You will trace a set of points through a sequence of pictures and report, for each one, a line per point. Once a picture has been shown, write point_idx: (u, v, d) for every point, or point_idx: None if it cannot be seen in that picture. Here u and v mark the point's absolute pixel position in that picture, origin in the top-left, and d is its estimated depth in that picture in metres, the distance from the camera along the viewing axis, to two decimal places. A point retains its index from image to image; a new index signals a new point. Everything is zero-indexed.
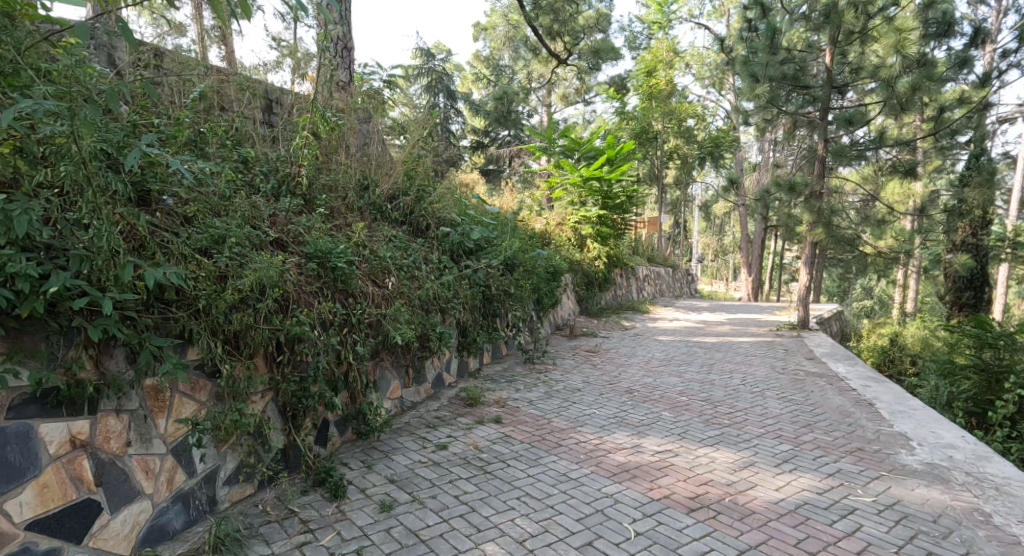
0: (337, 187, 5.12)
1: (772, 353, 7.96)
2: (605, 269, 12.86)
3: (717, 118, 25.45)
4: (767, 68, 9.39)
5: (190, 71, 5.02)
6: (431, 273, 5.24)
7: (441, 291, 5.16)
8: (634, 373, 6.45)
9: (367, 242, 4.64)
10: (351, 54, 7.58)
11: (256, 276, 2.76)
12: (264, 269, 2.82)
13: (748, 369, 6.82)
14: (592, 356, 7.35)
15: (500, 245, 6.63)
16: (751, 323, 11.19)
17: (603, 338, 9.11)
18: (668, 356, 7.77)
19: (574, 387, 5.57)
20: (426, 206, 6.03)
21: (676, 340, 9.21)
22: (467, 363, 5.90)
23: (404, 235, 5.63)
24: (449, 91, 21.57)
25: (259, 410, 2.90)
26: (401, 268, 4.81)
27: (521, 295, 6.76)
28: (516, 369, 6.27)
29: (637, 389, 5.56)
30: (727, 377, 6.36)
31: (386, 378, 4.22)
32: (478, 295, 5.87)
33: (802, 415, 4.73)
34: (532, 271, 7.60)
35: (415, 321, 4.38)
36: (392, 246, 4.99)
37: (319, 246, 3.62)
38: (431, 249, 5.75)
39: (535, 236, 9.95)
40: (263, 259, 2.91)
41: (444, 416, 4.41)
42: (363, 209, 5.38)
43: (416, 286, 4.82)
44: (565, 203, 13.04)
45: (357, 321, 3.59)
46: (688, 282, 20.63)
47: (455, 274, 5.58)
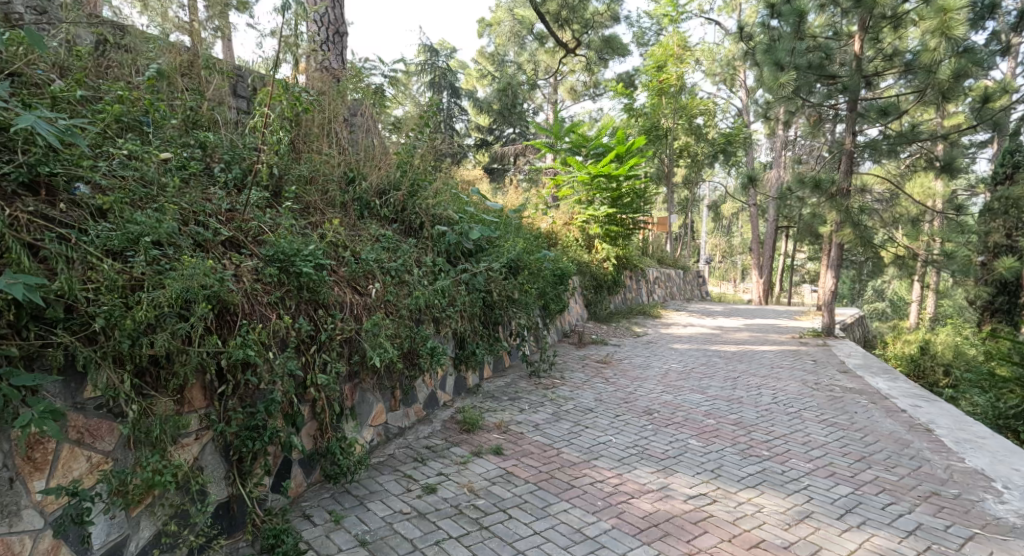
0: (318, 182, 4.53)
1: (799, 364, 7.32)
2: (614, 272, 12.23)
3: (728, 116, 24.78)
4: (791, 57, 8.75)
5: (147, 48, 4.39)
6: (423, 278, 4.62)
7: (435, 299, 4.54)
8: (651, 388, 5.83)
9: (348, 243, 4.03)
10: (344, 39, 6.94)
11: (180, 287, 2.17)
12: (193, 277, 2.22)
13: (776, 384, 6.18)
14: (603, 368, 6.73)
15: (503, 245, 6.00)
16: (770, 330, 10.53)
17: (614, 346, 8.48)
18: (686, 367, 7.13)
19: (586, 407, 4.95)
20: (420, 202, 5.39)
21: (693, 349, 8.56)
22: (465, 379, 5.28)
23: (395, 235, 5.01)
24: (453, 87, 21.00)
25: (190, 457, 2.29)
26: (387, 273, 4.19)
27: (526, 301, 6.14)
28: (519, 384, 5.66)
29: (657, 410, 4.93)
30: (754, 394, 5.72)
31: (367, 402, 3.60)
32: (477, 302, 5.26)
33: (852, 444, 4.10)
34: (537, 273, 6.97)
35: (401, 335, 3.76)
36: (378, 248, 4.37)
37: (281, 247, 2.98)
38: (426, 251, 5.13)
39: (541, 236, 9.33)
40: (195, 263, 2.31)
41: (435, 446, 3.79)
42: (349, 206, 4.76)
43: (405, 294, 4.20)
44: (573, 201, 12.46)
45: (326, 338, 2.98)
46: (699, 284, 19.96)
47: (451, 279, 4.97)
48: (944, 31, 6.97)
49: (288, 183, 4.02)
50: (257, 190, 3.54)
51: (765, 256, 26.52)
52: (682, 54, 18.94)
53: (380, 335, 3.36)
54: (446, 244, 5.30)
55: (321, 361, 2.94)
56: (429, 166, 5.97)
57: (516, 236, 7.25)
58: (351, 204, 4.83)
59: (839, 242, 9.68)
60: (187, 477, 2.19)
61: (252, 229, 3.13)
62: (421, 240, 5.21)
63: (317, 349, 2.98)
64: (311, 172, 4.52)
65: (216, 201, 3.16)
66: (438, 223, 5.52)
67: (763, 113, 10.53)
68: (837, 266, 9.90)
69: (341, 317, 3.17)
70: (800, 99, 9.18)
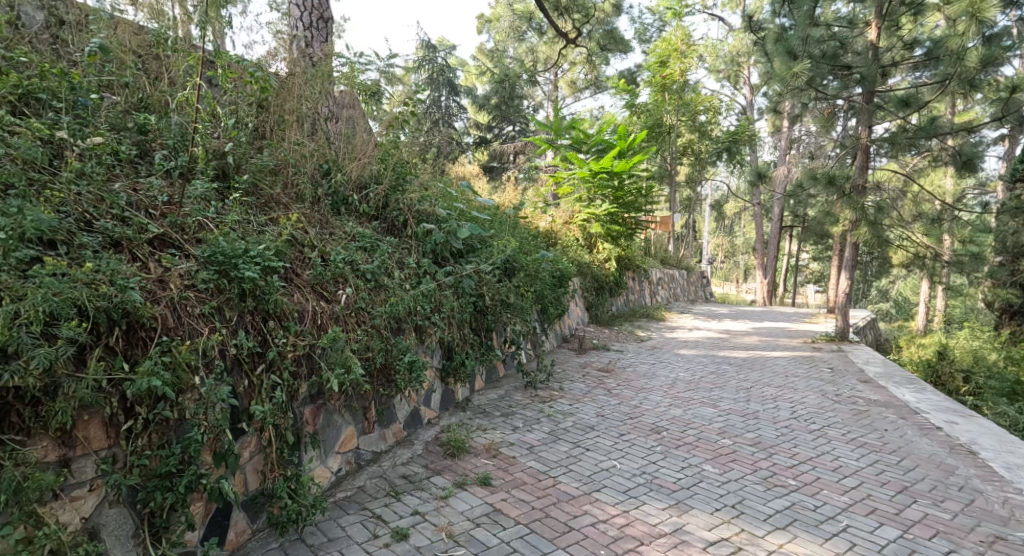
0: (286, 175, 4.06)
1: (815, 372, 6.83)
2: (616, 273, 11.73)
3: (732, 113, 24.29)
4: (805, 45, 8.24)
5: (91, 21, 3.88)
6: (403, 281, 4.15)
7: (416, 305, 4.06)
8: (657, 402, 5.34)
9: (315, 241, 3.58)
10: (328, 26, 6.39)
11: (45, 297, 1.85)
12: (65, 288, 1.91)
13: (794, 395, 5.68)
14: (605, 377, 6.23)
15: (496, 244, 5.51)
16: (780, 334, 10.04)
17: (617, 353, 7.98)
18: (695, 376, 6.63)
19: (587, 425, 4.46)
20: (403, 198, 4.90)
21: (700, 355, 8.07)
22: (454, 392, 4.79)
23: (374, 233, 4.53)
24: (452, 84, 20.49)
25: (79, 517, 1.87)
26: (359, 276, 3.73)
27: (521, 303, 5.66)
28: (514, 397, 5.17)
29: (665, 428, 4.44)
30: (770, 407, 5.23)
31: (333, 426, 3.12)
32: (466, 307, 4.77)
33: (889, 470, 3.62)
34: (533, 273, 6.48)
35: (373, 347, 3.30)
36: (352, 247, 3.91)
37: (221, 247, 2.52)
38: (410, 250, 4.64)
39: (540, 235, 8.83)
40: (74, 271, 2.00)
41: (414, 476, 3.30)
42: (320, 200, 4.29)
43: (380, 300, 3.74)
44: (573, 199, 12.06)
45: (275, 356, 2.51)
46: (703, 286, 19.49)
47: (436, 282, 4.49)
48: (974, 13, 6.47)
49: (248, 174, 3.54)
50: (206, 180, 3.09)
51: (769, 256, 26.06)
52: (685, 49, 18.46)
53: (345, 349, 2.90)
54: (433, 243, 4.79)
55: (270, 383, 2.47)
56: (417, 158, 5.47)
57: (512, 235, 6.75)
58: (323, 199, 4.34)
59: (855, 241, 9.18)
60: (68, 546, 1.81)
61: (190, 223, 2.67)
62: (403, 239, 4.72)
63: (267, 368, 2.51)
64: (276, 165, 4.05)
65: (147, 192, 2.73)
66: (424, 221, 5.02)
67: (773, 106, 10.02)
68: (852, 266, 9.40)
69: (297, 329, 2.70)
70: (813, 91, 8.67)
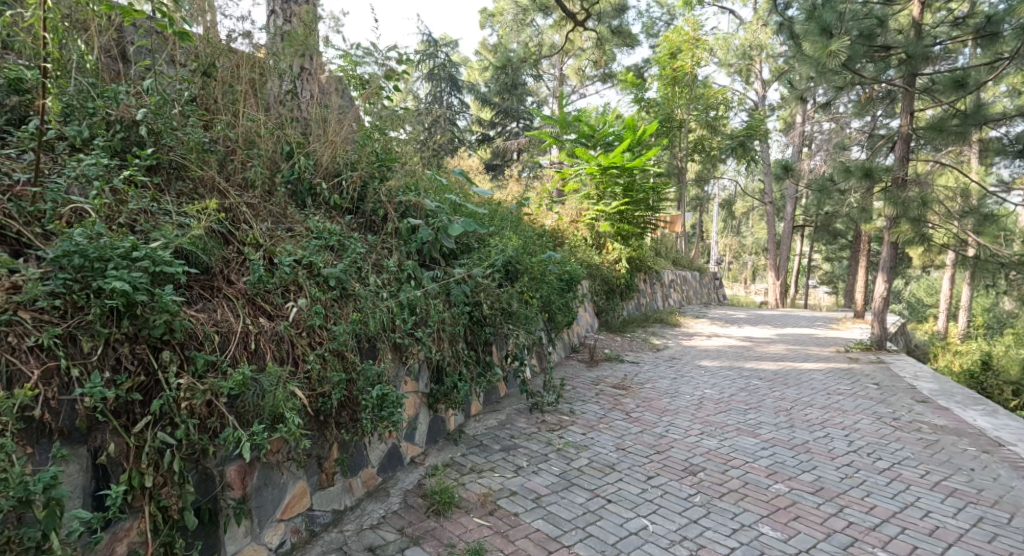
0: (231, 159, 3.28)
1: (860, 389, 6.01)
2: (628, 275, 10.91)
3: (743, 109, 23.44)
4: (841, 22, 7.40)
5: None
6: (380, 288, 3.38)
7: (395, 318, 3.28)
8: (685, 429, 4.53)
9: (261, 239, 2.83)
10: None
11: None
12: None
13: (843, 419, 4.89)
14: (620, 397, 5.42)
15: (495, 243, 4.74)
16: (809, 343, 9.20)
17: (631, 365, 7.16)
18: (723, 394, 5.84)
19: (605, 464, 3.66)
20: (382, 186, 4.09)
21: (724, 367, 7.27)
22: (445, 419, 3.99)
23: (348, 230, 3.74)
24: (453, 79, 19.59)
25: None
26: (316, 284, 2.94)
27: (525, 312, 4.87)
28: (517, 424, 4.39)
29: (702, 468, 3.63)
30: (820, 436, 4.42)
31: (274, 487, 2.36)
32: (461, 318, 3.99)
33: (1000, 535, 2.82)
34: (537, 276, 5.67)
35: (332, 377, 2.53)
36: (312, 245, 3.13)
37: (80, 246, 1.94)
38: (391, 249, 3.85)
39: (545, 235, 8.02)
40: None
41: (384, 549, 2.52)
42: (277, 187, 3.47)
43: (347, 313, 2.97)
44: (580, 197, 11.28)
45: (157, 410, 1.92)
46: (716, 288, 18.63)
47: (422, 287, 3.72)
48: None
49: (174, 155, 2.77)
50: (99, 156, 2.42)
51: (782, 256, 25.20)
52: (696, 39, 17.67)
53: (281, 386, 2.20)
54: (422, 241, 3.99)
55: (154, 447, 1.89)
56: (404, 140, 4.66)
57: (514, 232, 5.95)
58: (281, 186, 3.50)
59: (894, 240, 8.35)
60: None
61: (48, 210, 2.11)
62: (383, 236, 3.92)
63: (153, 422, 1.92)
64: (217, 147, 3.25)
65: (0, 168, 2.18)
66: (410, 216, 4.24)
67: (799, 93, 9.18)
68: (890, 268, 8.57)
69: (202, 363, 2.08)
70: (847, 73, 7.83)
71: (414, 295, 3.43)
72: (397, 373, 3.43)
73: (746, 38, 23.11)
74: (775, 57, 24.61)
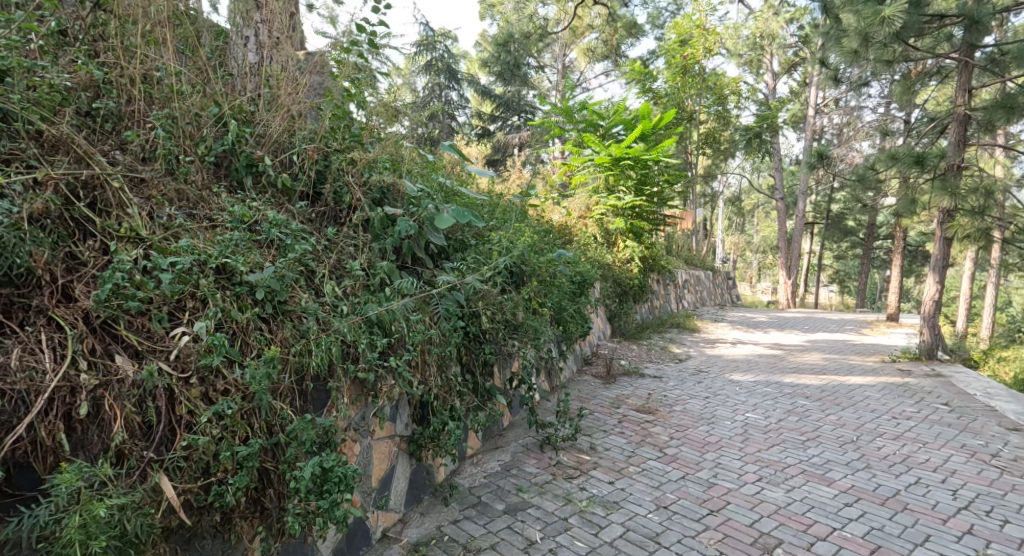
0: (127, 122, 2.49)
1: (931, 413, 5.11)
2: (641, 275, 9.97)
3: (754, 101, 22.55)
4: None
5: None
6: (332, 303, 2.46)
7: (362, 342, 2.34)
8: (738, 474, 3.59)
9: (141, 230, 2.08)
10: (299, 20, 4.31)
11: None
12: None
13: (927, 457, 3.99)
14: (649, 427, 4.47)
15: (495, 241, 3.81)
16: (847, 353, 8.27)
17: (654, 380, 6.20)
18: (768, 419, 4.92)
19: (647, 536, 2.75)
20: (348, 161, 3.11)
21: (760, 383, 6.33)
22: (432, 470, 3.03)
23: (298, 220, 2.78)
24: (452, 70, 18.51)
25: None
26: (233, 300, 2.09)
27: (531, 322, 3.93)
28: (525, 468, 3.46)
29: (779, 542, 2.72)
30: (911, 483, 3.50)
31: None
32: (451, 337, 3.07)
33: None
34: (544, 277, 4.74)
35: (226, 455, 1.80)
36: (238, 238, 2.27)
37: None
38: (358, 247, 2.88)
39: (553, 231, 7.09)
40: None
41: None
42: (199, 156, 2.59)
43: (281, 342, 2.14)
44: (588, 191, 10.34)
45: None
46: (729, 287, 17.67)
47: (401, 294, 2.77)
48: None
49: (6, 101, 2.04)
50: None
51: (795, 254, 24.27)
52: (708, 27, 16.84)
53: (78, 509, 1.54)
54: (405, 236, 3.02)
55: None
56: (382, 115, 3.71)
57: (519, 226, 5.01)
58: (204, 155, 2.61)
59: (948, 235, 7.65)
60: None
61: None
62: (345, 227, 2.94)
63: None
64: (86, 105, 2.42)
65: None
66: (388, 203, 3.28)
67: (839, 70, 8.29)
68: (942, 267, 7.82)
69: None
70: (898, 45, 6.96)
71: (393, 311, 2.52)
72: (362, 417, 2.51)
73: (757, 27, 22.26)
74: (786, 49, 23.77)
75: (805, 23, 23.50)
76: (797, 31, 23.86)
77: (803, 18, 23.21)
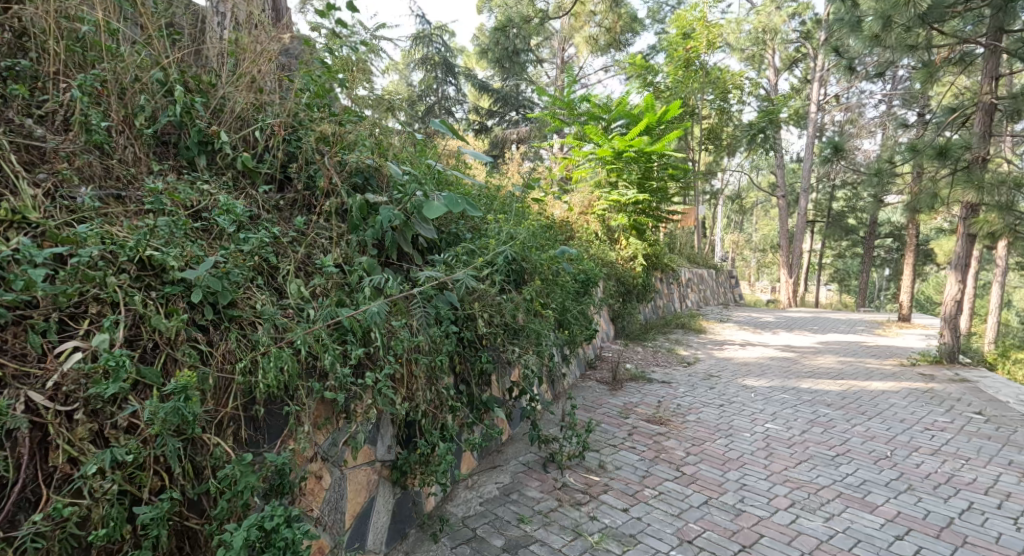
0: (41, 85, 2.15)
1: (965, 426, 4.75)
2: (644, 274, 9.57)
3: (756, 97, 22.16)
4: None
5: None
6: (291, 308, 2.05)
7: (329, 356, 1.93)
8: (766, 498, 3.18)
9: (26, 208, 1.75)
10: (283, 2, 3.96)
11: None
12: None
13: (974, 477, 3.63)
14: (663, 440, 4.06)
15: (493, 234, 3.40)
16: (863, 356, 7.88)
17: (663, 386, 5.79)
18: (791, 430, 4.53)
19: None
20: (317, 138, 2.65)
21: (776, 389, 5.93)
22: (420, 500, 2.61)
23: (260, 209, 2.37)
24: (449, 64, 17.99)
25: None
26: (160, 304, 1.76)
27: (531, 325, 3.52)
28: (528, 492, 3.04)
29: None
30: (964, 511, 3.14)
31: None
32: (438, 345, 2.65)
33: None
34: (546, 275, 4.33)
35: (117, 523, 1.49)
36: (170, 225, 1.90)
37: None
38: (332, 240, 2.46)
39: (555, 227, 6.68)
40: None
41: None
42: (137, 129, 2.22)
43: (220, 361, 1.79)
44: (590, 185, 9.91)
45: None
46: (731, 287, 17.28)
47: (378, 295, 2.32)
48: None
49: None
50: None
51: (796, 253, 23.91)
52: (711, 20, 16.45)
53: None
54: (389, 228, 2.59)
55: None
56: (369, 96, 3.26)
57: (520, 219, 4.60)
58: (144, 126, 2.23)
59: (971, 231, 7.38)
60: None
61: None
62: (317, 216, 2.52)
63: None
64: None
65: None
66: (370, 189, 2.85)
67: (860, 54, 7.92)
68: (965, 265, 7.49)
69: None
70: (922, 29, 6.78)
71: (373, 319, 2.10)
72: (332, 444, 2.11)
73: (760, 21, 21.88)
74: (788, 44, 23.45)
75: (808, 18, 23.18)
76: (799, 27, 23.55)
77: (806, 14, 22.91)
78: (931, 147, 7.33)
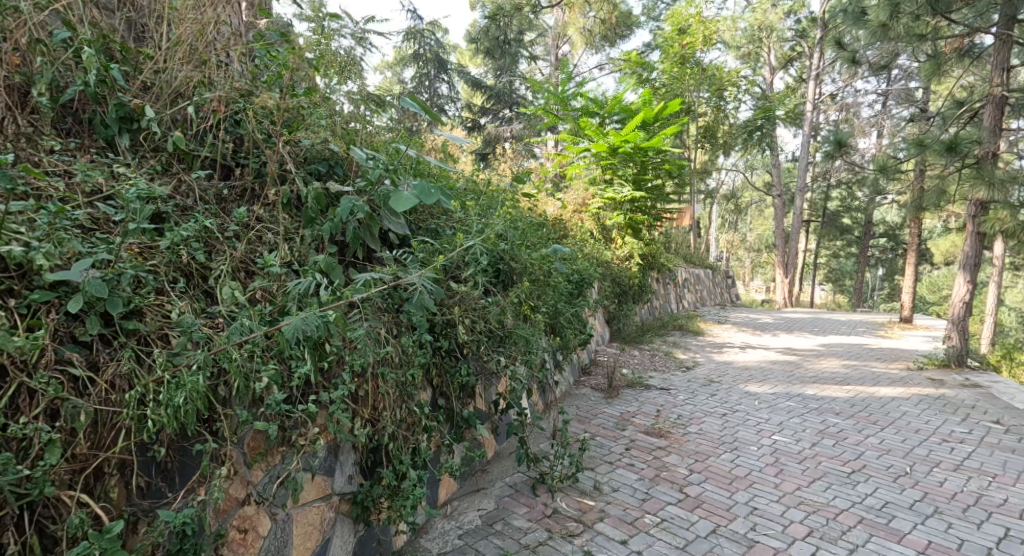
0: None
1: (985, 437, 4.45)
2: (640, 274, 9.24)
3: (752, 95, 21.88)
4: None
5: None
6: (210, 315, 1.80)
7: (261, 382, 1.71)
8: (782, 525, 2.87)
9: None
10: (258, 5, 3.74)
11: None
12: None
13: (1006, 498, 3.33)
14: (664, 456, 3.73)
15: (474, 228, 3.06)
16: (868, 361, 7.57)
17: (662, 393, 5.46)
18: (801, 443, 4.21)
19: None
20: (269, 121, 2.32)
21: (781, 396, 5.62)
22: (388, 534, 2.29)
23: (192, 201, 2.07)
24: (441, 60, 17.58)
25: None
26: (28, 320, 1.53)
27: (519, 330, 3.18)
28: (516, 522, 2.71)
29: None
30: (1001, 539, 2.84)
31: None
32: (407, 355, 2.34)
33: None
34: (536, 276, 3.99)
35: None
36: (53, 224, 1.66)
37: None
38: (281, 236, 2.14)
39: (547, 224, 6.34)
40: None
41: None
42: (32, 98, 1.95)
43: (103, 391, 1.56)
44: (584, 183, 9.58)
45: None
46: (728, 287, 16.97)
47: (330, 301, 1.97)
48: None
49: None
50: None
51: (792, 253, 23.60)
52: (707, 16, 16.15)
53: None
54: (352, 221, 2.25)
55: None
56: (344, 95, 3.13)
57: (508, 214, 4.26)
58: (41, 95, 1.96)
59: (979, 229, 7.20)
60: None
61: None
62: (264, 208, 2.18)
63: None
64: None
65: None
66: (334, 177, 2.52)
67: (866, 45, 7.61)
68: (974, 265, 7.30)
69: None
70: (932, 17, 6.47)
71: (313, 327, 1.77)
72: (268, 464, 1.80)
73: (756, 19, 21.61)
74: (784, 42, 23.18)
75: (803, 16, 22.96)
76: (794, 25, 23.34)
77: (802, 12, 22.67)
78: (938, 142, 7.05)
